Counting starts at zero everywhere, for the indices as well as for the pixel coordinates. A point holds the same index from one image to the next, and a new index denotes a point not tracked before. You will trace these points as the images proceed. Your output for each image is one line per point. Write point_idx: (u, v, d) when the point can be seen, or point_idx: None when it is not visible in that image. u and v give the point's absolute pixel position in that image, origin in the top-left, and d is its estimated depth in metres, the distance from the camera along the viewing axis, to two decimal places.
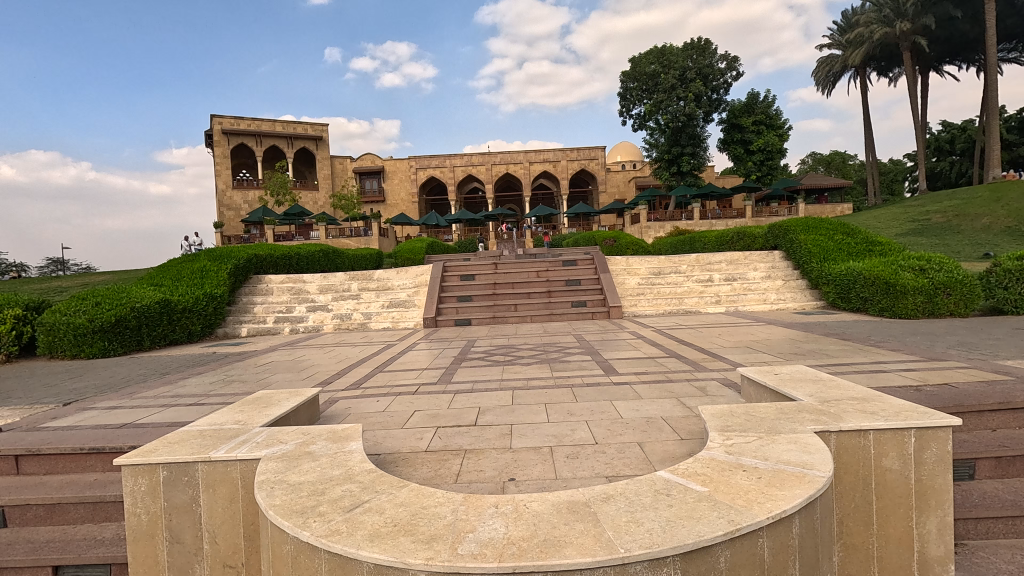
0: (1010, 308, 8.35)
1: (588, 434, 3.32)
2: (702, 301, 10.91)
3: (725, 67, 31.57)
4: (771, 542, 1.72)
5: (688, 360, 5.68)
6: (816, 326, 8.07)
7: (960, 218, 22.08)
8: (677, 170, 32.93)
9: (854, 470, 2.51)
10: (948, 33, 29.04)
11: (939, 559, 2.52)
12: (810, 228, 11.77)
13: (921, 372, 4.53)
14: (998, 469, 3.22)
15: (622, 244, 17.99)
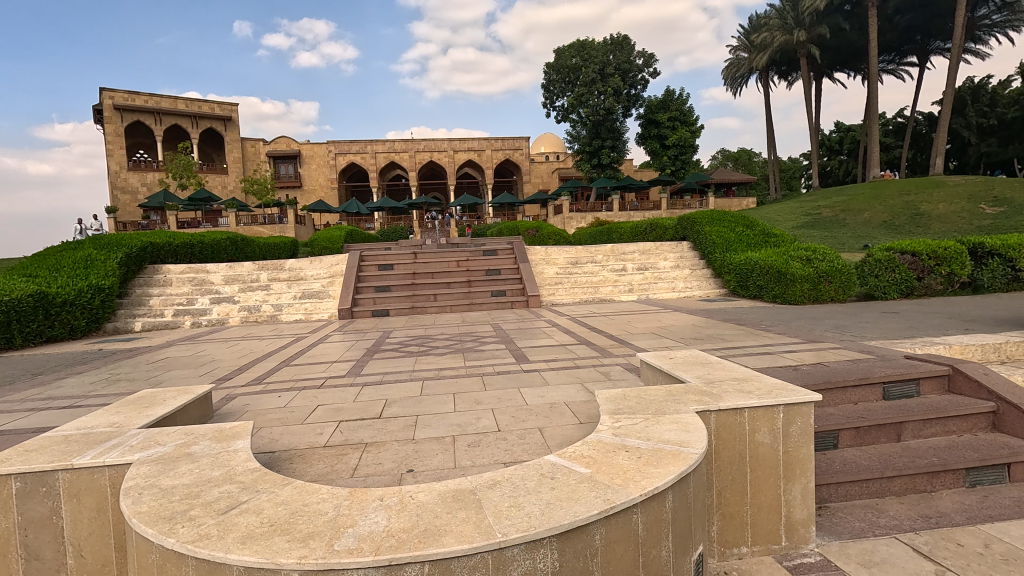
0: (881, 294, 9.30)
1: (492, 421, 3.37)
2: (616, 290, 11.33)
3: (642, 64, 32.70)
4: (645, 516, 1.82)
5: (597, 346, 5.90)
6: (718, 312, 8.64)
7: (845, 212, 24.34)
8: (598, 163, 33.84)
9: (731, 446, 2.70)
10: (839, 42, 31.75)
11: (803, 522, 2.78)
12: (715, 220, 12.52)
13: (801, 353, 4.97)
14: (857, 438, 3.61)
15: (543, 234, 18.28)
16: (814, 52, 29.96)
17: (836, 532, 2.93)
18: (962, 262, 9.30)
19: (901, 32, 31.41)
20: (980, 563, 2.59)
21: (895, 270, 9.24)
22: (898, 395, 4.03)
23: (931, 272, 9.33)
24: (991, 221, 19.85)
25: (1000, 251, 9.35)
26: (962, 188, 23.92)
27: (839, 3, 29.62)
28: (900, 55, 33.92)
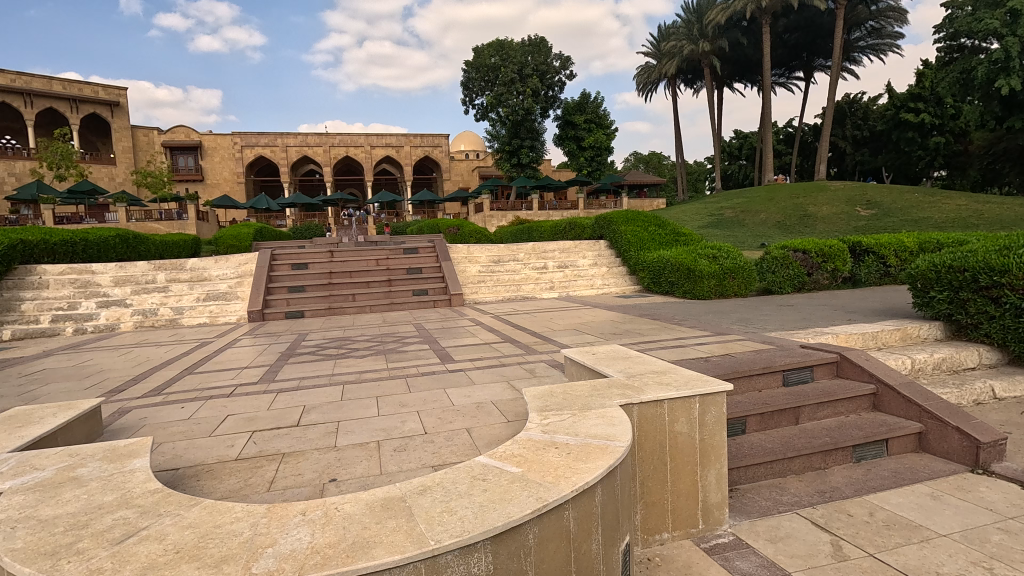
0: (777, 289, 10.11)
1: (418, 424, 3.28)
2: (538, 288, 11.50)
3: (560, 66, 33.44)
4: (577, 512, 1.85)
5: (521, 343, 5.95)
6: (634, 308, 9.02)
7: (745, 213, 26.28)
8: (517, 162, 34.22)
9: (653, 437, 2.80)
10: (737, 55, 34.20)
11: (718, 505, 2.95)
12: (629, 220, 13.06)
13: (711, 345, 5.29)
14: (762, 423, 3.89)
15: (465, 232, 18.21)
16: (716, 63, 32.07)
17: (746, 512, 3.13)
18: (843, 259, 10.30)
19: (789, 49, 34.39)
20: (868, 530, 2.88)
21: (788, 266, 10.09)
22: (795, 382, 4.40)
23: (818, 268, 10.27)
24: (865, 223, 22.24)
25: (874, 249, 10.47)
26: (842, 192, 26.60)
27: (737, 18, 31.90)
28: (789, 70, 37.12)
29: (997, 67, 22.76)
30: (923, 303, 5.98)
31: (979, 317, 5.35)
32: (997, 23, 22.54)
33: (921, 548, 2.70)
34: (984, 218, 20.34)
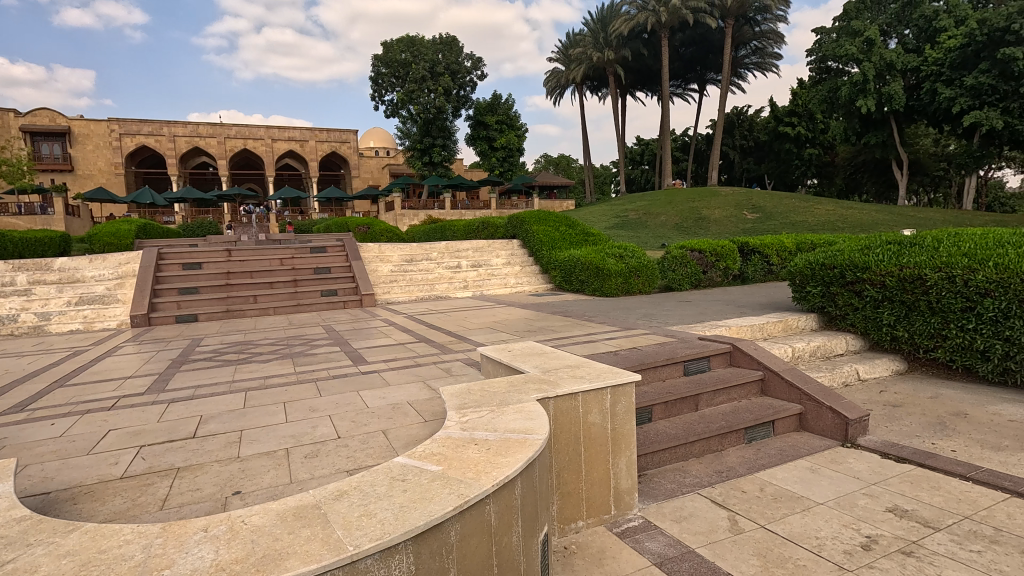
0: (677, 286, 10.78)
1: (330, 429, 3.15)
2: (452, 287, 11.43)
3: (471, 66, 33.48)
4: (497, 505, 1.86)
5: (436, 343, 5.88)
6: (546, 306, 9.23)
7: (647, 215, 27.77)
8: (429, 161, 33.78)
9: (568, 428, 2.89)
10: (639, 65, 36.05)
11: (628, 490, 3.11)
12: (541, 220, 13.36)
13: (619, 340, 5.54)
14: (666, 411, 4.14)
15: (376, 230, 17.71)
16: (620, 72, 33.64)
17: (653, 496, 3.32)
18: (733, 258, 11.21)
19: (685, 62, 36.85)
20: (759, 504, 3.17)
21: (686, 265, 10.81)
22: (695, 371, 4.72)
23: (712, 267, 11.09)
24: (751, 225, 24.33)
25: (759, 249, 11.48)
26: (731, 197, 28.91)
27: (639, 30, 33.66)
28: (685, 82, 39.75)
29: (857, 89, 25.84)
30: (800, 297, 6.65)
31: (844, 308, 6.05)
32: (855, 50, 25.58)
33: (804, 516, 3.01)
34: (847, 222, 23.00)
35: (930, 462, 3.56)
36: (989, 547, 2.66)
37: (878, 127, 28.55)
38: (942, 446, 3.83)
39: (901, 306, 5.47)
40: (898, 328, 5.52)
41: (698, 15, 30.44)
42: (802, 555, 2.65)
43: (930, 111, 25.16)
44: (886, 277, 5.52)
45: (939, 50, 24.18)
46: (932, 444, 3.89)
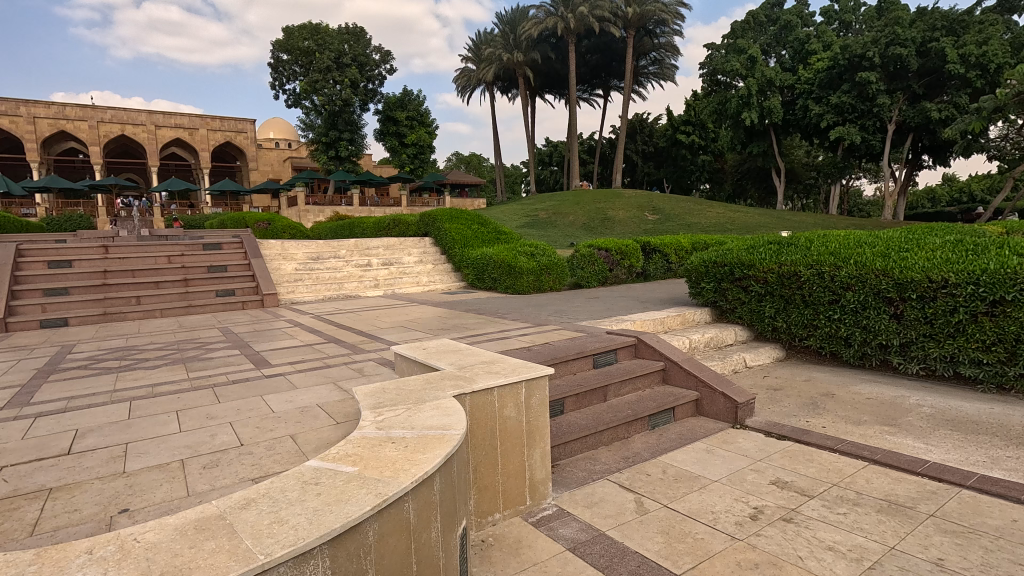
0: (586, 284, 11.18)
1: (233, 436, 2.95)
2: (361, 285, 11.07)
3: (379, 59, 32.58)
4: (416, 503, 1.85)
5: (346, 343, 5.68)
6: (460, 304, 9.22)
7: (556, 215, 28.53)
8: (335, 155, 32.45)
9: (485, 423, 2.92)
10: (548, 68, 36.97)
11: (542, 481, 3.20)
12: (453, 218, 13.32)
13: (532, 335, 5.67)
14: (577, 403, 4.30)
15: (277, 227, 16.73)
16: (529, 74, 34.27)
17: (566, 485, 3.44)
18: (637, 256, 11.85)
19: (591, 69, 38.29)
20: (662, 485, 3.40)
21: (594, 263, 11.26)
22: (604, 363, 4.94)
23: (618, 265, 11.65)
24: (653, 226, 25.79)
25: (660, 248, 12.21)
26: (634, 199, 30.45)
27: (547, 34, 34.48)
28: (591, 88, 41.29)
29: (742, 102, 28.20)
30: (696, 292, 7.17)
31: (733, 302, 6.61)
32: (741, 66, 27.92)
33: (701, 493, 3.27)
34: (735, 223, 25.06)
35: (805, 437, 4.00)
36: (852, 508, 3.04)
37: (760, 138, 31.36)
38: (814, 423, 4.31)
39: (780, 300, 6.07)
40: (778, 320, 6.12)
41: (602, 23, 31.73)
42: (701, 529, 2.87)
43: (803, 125, 28.05)
44: (768, 274, 6.11)
45: (809, 70, 27.03)
46: (806, 422, 4.36)
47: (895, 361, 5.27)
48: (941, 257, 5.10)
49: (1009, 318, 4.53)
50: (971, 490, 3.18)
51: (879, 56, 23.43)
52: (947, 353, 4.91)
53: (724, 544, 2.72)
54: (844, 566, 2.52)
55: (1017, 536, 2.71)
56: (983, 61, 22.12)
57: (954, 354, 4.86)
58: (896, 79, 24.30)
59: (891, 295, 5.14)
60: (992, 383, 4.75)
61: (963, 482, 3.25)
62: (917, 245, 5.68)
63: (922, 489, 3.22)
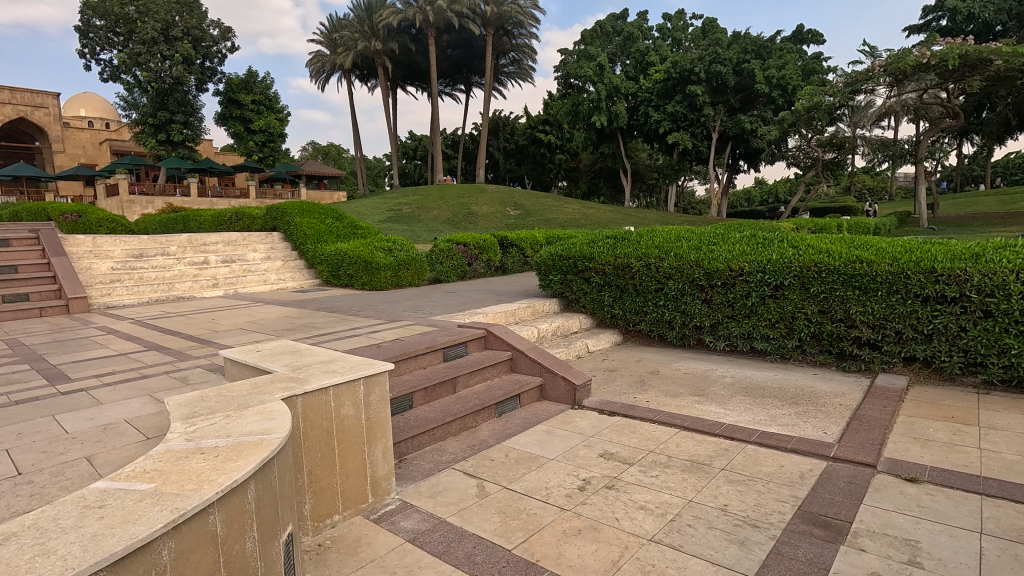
0: (445, 278, 11.25)
1: (9, 466, 2.53)
2: (197, 286, 9.99)
3: (218, 35, 29.49)
4: (224, 514, 1.75)
5: (171, 350, 5.12)
6: (311, 302, 8.76)
7: (419, 209, 28.21)
8: (166, 139, 28.81)
9: (320, 424, 2.82)
10: (408, 60, 36.27)
11: (384, 476, 3.18)
12: (304, 211, 12.57)
13: (383, 332, 5.58)
14: (425, 396, 4.34)
15: (91, 220, 14.44)
16: (389, 64, 33.33)
17: (410, 478, 3.47)
18: (494, 251, 12.17)
19: (452, 63, 38.33)
20: (503, 468, 3.58)
21: (453, 257, 11.37)
22: (454, 356, 5.04)
23: (476, 259, 11.90)
24: (514, 221, 26.61)
25: (517, 242, 12.69)
26: (496, 195, 31.17)
27: (406, 25, 33.78)
28: (452, 83, 41.35)
29: (593, 105, 30.14)
30: (545, 284, 7.57)
31: (577, 293, 7.11)
32: (591, 71, 29.83)
33: (538, 471, 3.50)
34: (589, 219, 26.84)
35: (631, 412, 4.46)
36: (663, 470, 3.47)
37: (609, 140, 33.90)
38: (640, 399, 4.83)
39: (616, 289, 6.66)
40: (615, 307, 6.70)
41: (461, 19, 31.89)
42: (534, 505, 3.08)
43: (644, 130, 30.78)
44: (605, 265, 6.67)
45: (648, 81, 29.68)
46: (634, 398, 4.86)
47: (707, 340, 6.06)
48: (739, 250, 5.97)
49: (787, 299, 5.45)
50: (754, 445, 3.80)
51: (704, 72, 26.52)
52: (744, 331, 5.77)
53: (553, 516, 2.95)
54: (651, 522, 2.87)
55: (782, 478, 3.30)
56: (783, 82, 26.09)
57: (749, 332, 5.73)
58: (718, 93, 27.69)
59: (702, 283, 5.91)
60: (778, 354, 5.67)
61: (749, 438, 3.86)
62: (722, 240, 6.57)
63: (718, 447, 3.77)
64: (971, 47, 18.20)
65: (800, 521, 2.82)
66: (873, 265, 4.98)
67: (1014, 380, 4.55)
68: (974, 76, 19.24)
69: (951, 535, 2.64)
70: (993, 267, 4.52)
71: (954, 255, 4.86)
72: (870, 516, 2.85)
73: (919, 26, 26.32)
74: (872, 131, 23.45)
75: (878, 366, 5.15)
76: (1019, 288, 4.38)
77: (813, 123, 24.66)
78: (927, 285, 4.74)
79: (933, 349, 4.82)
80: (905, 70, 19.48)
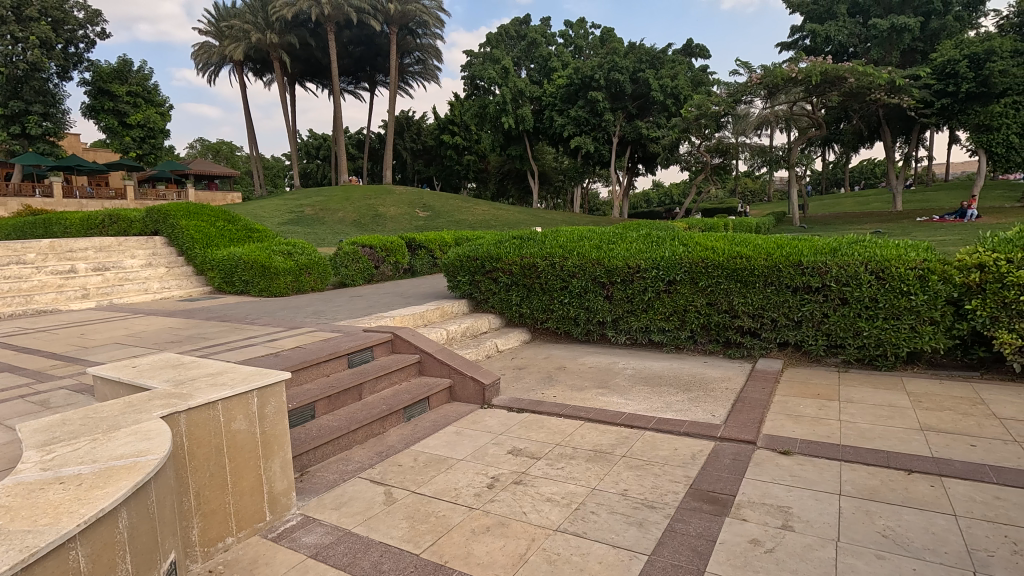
0: (351, 282, 10.87)
1: None
2: (62, 297, 8.88)
3: (84, 19, 26.48)
4: (88, 548, 1.59)
5: (27, 371, 4.50)
6: (200, 311, 8.09)
7: (323, 211, 27.05)
8: (21, 132, 25.38)
9: (207, 441, 2.61)
10: (307, 55, 34.56)
11: (284, 491, 3.01)
12: (191, 214, 11.62)
13: (282, 340, 5.29)
14: (329, 405, 4.16)
15: None
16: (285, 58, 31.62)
17: (313, 491, 3.31)
18: (402, 252, 11.95)
19: (354, 60, 37.13)
20: (411, 472, 3.52)
21: (358, 260, 11.01)
22: (359, 362, 4.88)
23: (383, 262, 11.61)
24: (423, 222, 26.27)
25: (425, 244, 12.55)
26: (405, 196, 30.61)
27: (304, 19, 32.27)
28: (355, 80, 40.10)
29: (500, 108, 30.54)
30: (453, 285, 7.53)
31: (485, 293, 7.16)
32: (496, 74, 30.14)
33: (447, 473, 3.49)
34: (498, 220, 27.11)
35: (538, 407, 4.57)
36: (568, 461, 3.59)
37: (516, 142, 34.47)
38: (548, 394, 4.95)
39: (523, 288, 6.78)
40: (523, 307, 6.83)
41: (362, 15, 30.91)
42: (442, 507, 3.06)
43: (549, 133, 31.57)
44: (513, 266, 6.78)
45: (552, 85, 30.49)
46: (541, 394, 4.97)
47: (609, 334, 6.35)
48: (636, 248, 6.31)
49: (679, 293, 5.84)
50: (651, 431, 4.04)
51: (604, 79, 27.66)
52: (643, 325, 6.10)
53: (462, 516, 2.96)
54: (558, 512, 2.95)
55: (675, 459, 3.54)
56: (675, 92, 27.88)
57: (647, 325, 6.07)
58: (617, 99, 29.05)
59: (603, 280, 6.19)
60: (673, 344, 6.07)
61: (647, 425, 4.10)
62: (621, 239, 6.90)
63: (618, 436, 3.96)
64: (829, 65, 20.51)
65: (692, 498, 3.03)
66: (751, 260, 5.47)
67: (866, 358, 5.20)
68: (833, 91, 21.75)
69: (816, 499, 2.97)
70: (847, 259, 5.13)
71: (817, 249, 5.46)
72: (750, 488, 3.13)
73: (789, 44, 29.16)
74: (752, 139, 25.71)
75: (759, 352, 5.67)
76: (867, 277, 5.01)
77: (701, 129, 26.60)
78: (796, 277, 5.28)
79: (802, 334, 5.39)
80: (778, 83, 21.58)
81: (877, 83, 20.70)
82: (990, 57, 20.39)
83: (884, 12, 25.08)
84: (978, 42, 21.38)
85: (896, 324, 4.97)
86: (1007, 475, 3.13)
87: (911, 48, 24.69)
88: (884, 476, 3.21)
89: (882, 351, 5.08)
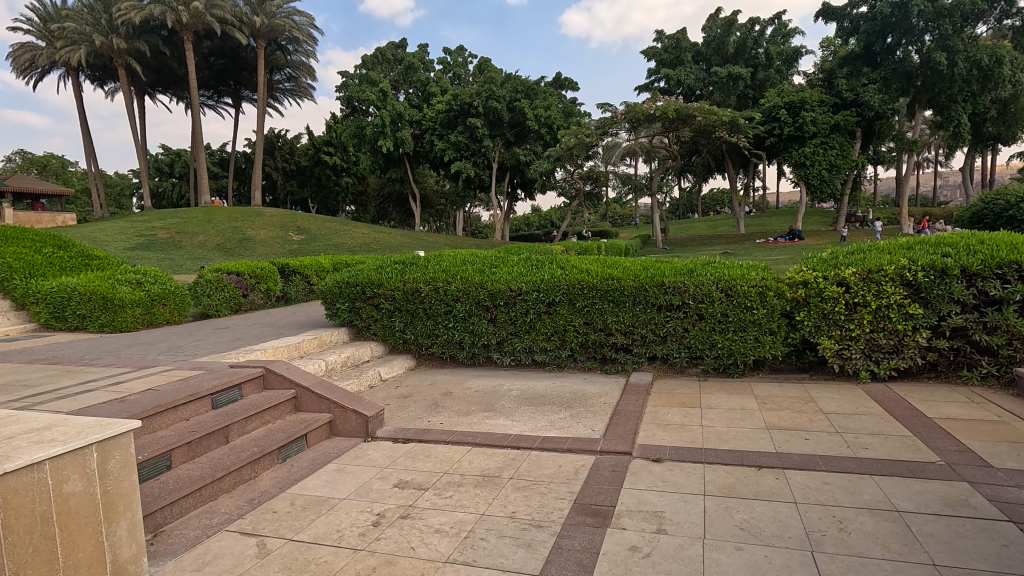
0: (214, 312, 9.95)
1: None
2: None
3: None
4: None
5: None
6: (20, 353, 6.87)
7: (180, 234, 24.54)
8: None
9: (29, 510, 2.21)
10: (159, 64, 31.44)
11: (132, 558, 2.63)
12: (7, 239, 9.92)
13: (130, 382, 4.67)
14: (187, 453, 3.73)
15: None
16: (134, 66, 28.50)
17: (170, 555, 2.92)
18: (274, 279, 11.19)
19: (215, 73, 34.64)
20: (286, 519, 3.25)
21: (223, 289, 10.10)
22: (225, 402, 4.45)
23: (252, 289, 10.75)
24: (297, 246, 24.87)
25: (300, 270, 11.85)
26: (276, 218, 28.81)
27: (156, 25, 29.54)
28: (217, 93, 37.36)
29: (378, 130, 29.99)
30: (332, 313, 7.16)
31: (367, 320, 6.90)
32: (375, 96, 29.73)
33: (328, 515, 3.28)
34: (379, 243, 26.46)
35: (425, 436, 4.48)
36: (456, 489, 3.55)
37: (397, 164, 34.05)
38: (434, 421, 4.88)
39: (406, 314, 6.66)
40: (407, 333, 6.70)
41: (224, 26, 28.95)
42: (323, 552, 2.87)
43: (430, 157, 31.59)
44: (395, 290, 6.65)
45: (431, 110, 30.69)
46: (428, 422, 4.89)
47: (494, 357, 6.45)
48: (516, 271, 6.51)
49: (559, 313, 6.10)
50: (537, 450, 4.14)
51: (482, 106, 28.44)
52: (526, 346, 6.29)
53: (345, 560, 2.79)
54: (445, 543, 2.90)
55: (560, 477, 3.66)
56: (549, 121, 29.48)
57: (530, 346, 6.26)
58: (495, 126, 30.06)
59: (486, 303, 6.28)
60: (555, 363, 6.30)
61: (532, 445, 4.19)
62: (503, 263, 7.06)
63: (506, 458, 4.01)
64: (681, 104, 23.11)
65: (576, 513, 3.15)
66: (621, 281, 5.89)
67: (721, 367, 5.82)
68: (684, 127, 24.40)
69: (684, 501, 3.23)
70: (701, 279, 5.72)
71: (676, 270, 6.02)
72: (627, 497, 3.32)
73: (646, 85, 32.31)
74: (619, 167, 27.78)
75: (631, 366, 6.08)
76: (718, 294, 5.62)
77: (573, 159, 28.09)
78: (660, 296, 5.77)
79: (667, 348, 5.88)
80: (639, 118, 23.74)
81: (721, 122, 23.60)
82: (804, 106, 24.42)
83: (722, 61, 28.71)
84: (794, 92, 25.37)
85: (743, 335, 5.62)
86: (832, 462, 3.66)
87: (745, 93, 28.64)
88: (738, 473, 3.59)
89: (734, 360, 5.72)
